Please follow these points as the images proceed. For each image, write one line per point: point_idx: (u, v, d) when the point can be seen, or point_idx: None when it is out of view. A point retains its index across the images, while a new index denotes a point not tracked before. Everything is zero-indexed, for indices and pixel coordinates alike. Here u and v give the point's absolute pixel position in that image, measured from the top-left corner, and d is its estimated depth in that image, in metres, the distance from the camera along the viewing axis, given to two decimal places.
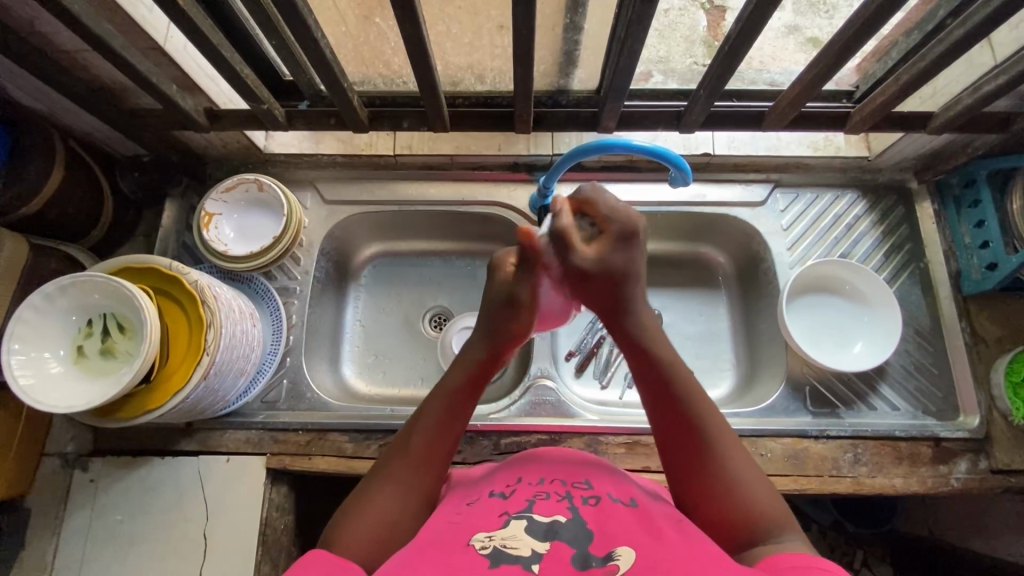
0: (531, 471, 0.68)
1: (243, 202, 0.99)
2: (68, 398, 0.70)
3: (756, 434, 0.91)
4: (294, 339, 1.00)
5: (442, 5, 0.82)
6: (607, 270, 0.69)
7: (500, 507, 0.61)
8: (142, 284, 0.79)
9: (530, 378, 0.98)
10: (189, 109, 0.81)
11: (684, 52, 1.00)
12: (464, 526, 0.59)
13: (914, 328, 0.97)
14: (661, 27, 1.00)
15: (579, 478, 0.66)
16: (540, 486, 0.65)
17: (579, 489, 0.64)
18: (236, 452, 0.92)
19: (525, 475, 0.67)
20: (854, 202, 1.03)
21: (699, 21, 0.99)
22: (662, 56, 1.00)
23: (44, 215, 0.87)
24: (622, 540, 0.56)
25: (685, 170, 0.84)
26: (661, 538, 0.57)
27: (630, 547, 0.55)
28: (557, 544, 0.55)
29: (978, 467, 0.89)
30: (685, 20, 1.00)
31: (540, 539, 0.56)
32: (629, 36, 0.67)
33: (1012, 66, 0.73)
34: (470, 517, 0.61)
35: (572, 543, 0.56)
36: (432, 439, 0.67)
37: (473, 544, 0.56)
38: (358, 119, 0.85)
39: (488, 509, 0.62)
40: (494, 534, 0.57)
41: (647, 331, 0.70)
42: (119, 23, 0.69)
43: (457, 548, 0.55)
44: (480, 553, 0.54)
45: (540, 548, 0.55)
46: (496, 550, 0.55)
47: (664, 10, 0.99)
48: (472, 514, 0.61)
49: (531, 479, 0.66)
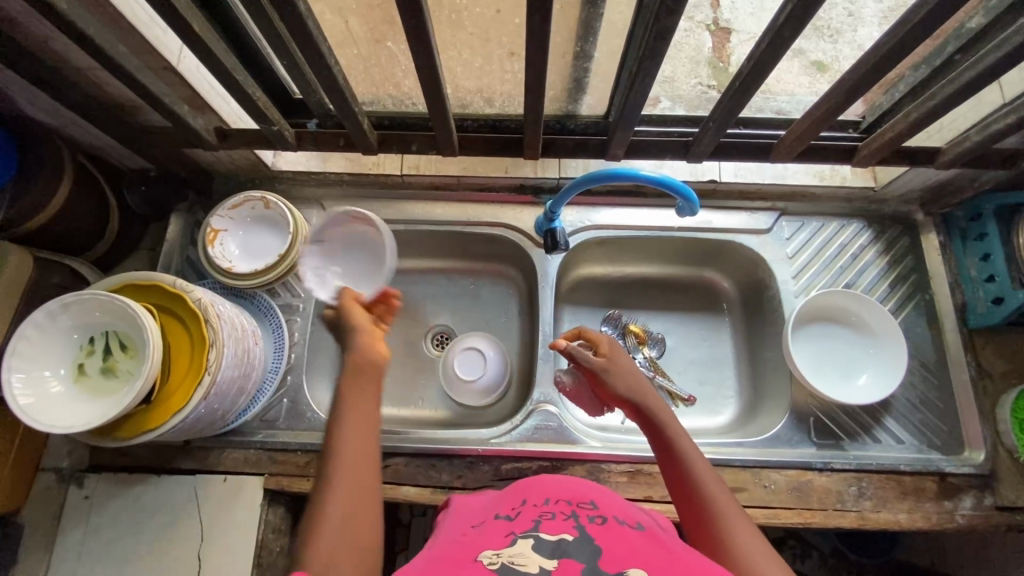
0: (535, 493, 0.68)
1: (259, 220, 0.98)
2: (68, 418, 0.70)
3: (759, 466, 0.90)
4: (296, 357, 0.99)
5: (454, 31, 0.83)
6: (612, 368, 0.78)
7: (506, 528, 0.61)
8: (144, 302, 0.79)
9: (532, 403, 0.96)
10: (198, 128, 0.81)
11: (690, 72, 1.03)
12: (471, 547, 0.58)
13: (918, 360, 0.96)
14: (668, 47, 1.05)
15: (584, 499, 0.66)
16: (544, 506, 0.64)
17: (586, 509, 0.64)
18: (233, 472, 0.92)
19: (529, 498, 0.67)
20: (860, 232, 1.03)
21: (705, 42, 1.04)
22: (668, 76, 1.02)
23: (50, 228, 0.87)
24: (630, 557, 0.55)
25: (692, 201, 0.83)
26: (671, 560, 0.56)
27: (640, 567, 0.54)
28: (565, 561, 0.54)
29: (983, 504, 0.88)
30: (691, 41, 1.05)
31: (547, 557, 0.54)
32: (640, 70, 0.67)
33: (1021, 107, 0.73)
34: (477, 540, 0.60)
35: (581, 559, 0.54)
36: (359, 449, 0.62)
37: (481, 560, 0.55)
38: (367, 141, 0.85)
39: (493, 531, 0.61)
40: (502, 553, 0.56)
41: (640, 394, 0.74)
42: (132, 44, 0.69)
43: (464, 565, 0.54)
44: (487, 568, 0.53)
45: (548, 566, 0.53)
46: (505, 567, 0.54)
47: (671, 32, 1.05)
48: (478, 536, 0.61)
49: (537, 500, 0.66)
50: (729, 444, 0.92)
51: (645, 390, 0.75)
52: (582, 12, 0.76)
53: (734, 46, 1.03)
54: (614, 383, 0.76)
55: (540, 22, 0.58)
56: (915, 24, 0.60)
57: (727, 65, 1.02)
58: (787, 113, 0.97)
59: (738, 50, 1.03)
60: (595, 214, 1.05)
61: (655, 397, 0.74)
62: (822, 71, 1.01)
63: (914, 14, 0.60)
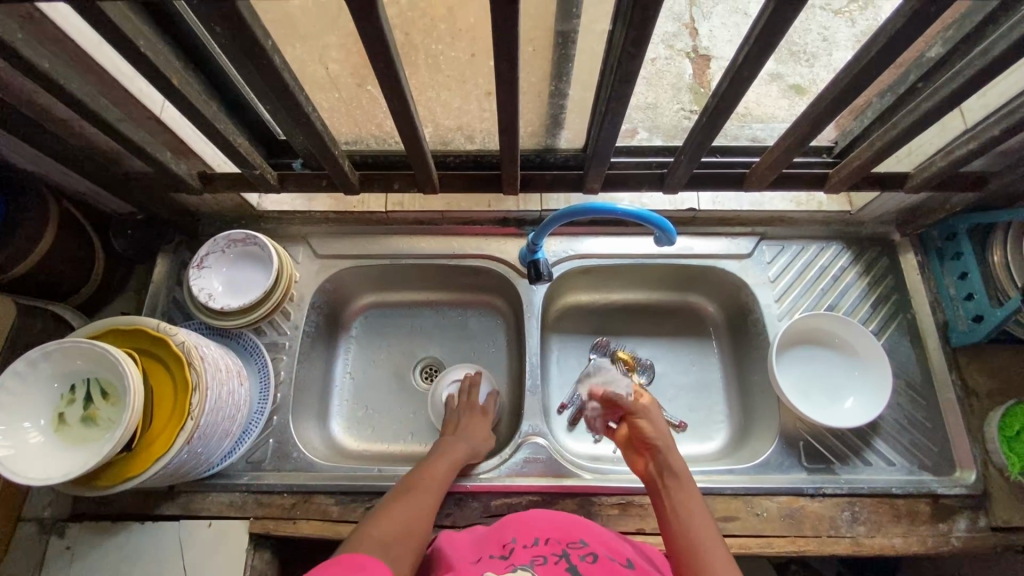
0: (526, 531, 0.70)
1: (252, 265, 0.99)
2: (47, 470, 0.69)
3: (751, 493, 0.89)
4: (282, 396, 0.98)
5: (431, 74, 0.86)
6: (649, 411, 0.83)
7: (502, 564, 0.63)
8: (129, 347, 0.79)
9: (521, 436, 0.95)
10: (181, 174, 0.82)
11: (672, 98, 1.04)
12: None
13: (904, 380, 0.97)
14: (648, 74, 1.07)
15: (573, 537, 0.68)
16: (535, 546, 0.66)
17: (575, 547, 0.66)
18: (219, 516, 0.90)
19: (519, 536, 0.69)
20: (839, 254, 1.04)
21: (685, 69, 1.06)
22: (650, 102, 1.04)
23: (34, 275, 0.88)
24: None
25: (669, 231, 0.85)
26: None
27: None
28: None
29: (978, 526, 0.87)
30: (672, 69, 1.07)
31: None
32: (609, 109, 0.69)
33: (981, 134, 0.75)
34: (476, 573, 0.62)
35: None
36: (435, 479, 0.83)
37: None
38: (348, 182, 0.87)
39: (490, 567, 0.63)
40: None
41: (664, 437, 0.79)
42: (115, 97, 0.71)
43: None
44: None
45: None
46: None
47: (652, 59, 1.07)
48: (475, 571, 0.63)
49: (526, 540, 0.68)
50: (720, 471, 0.91)
51: (668, 437, 0.79)
52: (555, 52, 0.79)
53: (714, 72, 1.05)
54: (646, 425, 0.81)
55: (508, 68, 0.60)
56: (868, 62, 0.61)
57: (708, 90, 1.04)
58: (762, 141, 1.00)
59: (719, 75, 1.05)
60: (579, 243, 1.07)
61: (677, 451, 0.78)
62: (800, 94, 1.02)
63: (866, 52, 0.61)
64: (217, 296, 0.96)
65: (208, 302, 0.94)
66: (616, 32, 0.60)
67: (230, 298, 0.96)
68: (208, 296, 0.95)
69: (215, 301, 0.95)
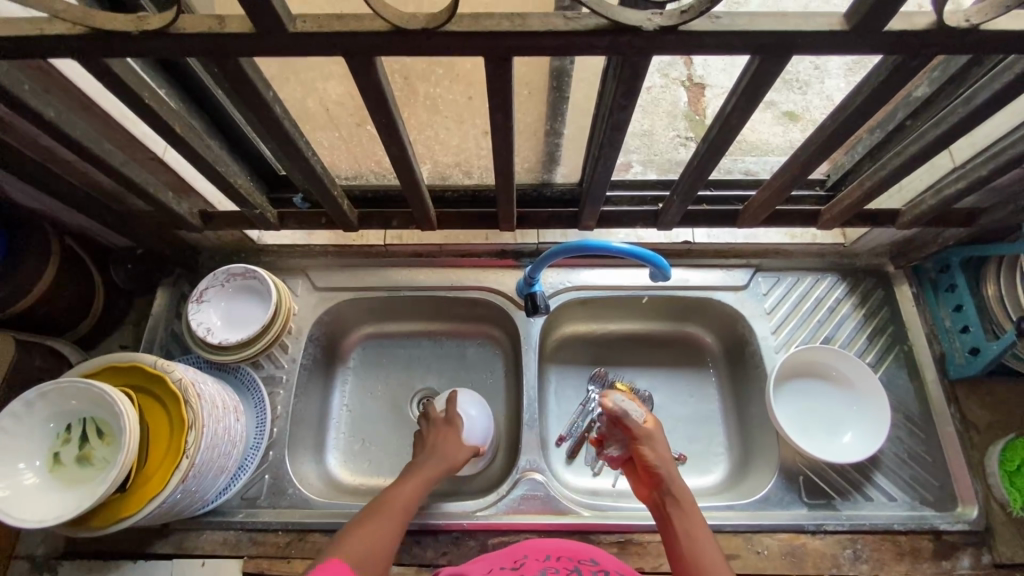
0: (536, 548, 0.71)
1: (253, 303, 1.00)
2: (40, 512, 0.69)
3: (751, 530, 0.88)
4: (278, 431, 0.98)
5: (429, 114, 0.87)
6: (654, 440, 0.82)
7: None
8: (126, 385, 0.79)
9: (518, 471, 0.94)
10: (182, 213, 0.83)
11: (668, 125, 1.06)
12: None
13: (902, 413, 0.96)
14: (644, 102, 1.07)
15: (584, 556, 0.71)
16: (547, 561, 0.68)
17: (587, 565, 0.68)
18: (213, 555, 0.89)
19: (530, 552, 0.70)
20: (834, 286, 1.05)
21: (680, 97, 1.06)
22: (645, 130, 1.06)
23: (34, 311, 0.88)
24: None
25: (663, 268, 0.85)
26: None
27: None
28: None
29: (982, 563, 0.86)
30: (668, 96, 1.07)
31: None
32: (602, 153, 0.70)
33: (969, 174, 0.76)
34: None
35: None
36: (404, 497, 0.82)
37: None
38: (348, 219, 0.88)
39: None
40: None
41: (665, 464, 0.79)
42: (119, 141, 0.72)
43: None
44: None
45: None
46: None
47: (646, 86, 1.07)
48: None
49: (538, 555, 0.69)
50: (719, 507, 0.90)
51: (668, 462, 0.80)
52: (550, 94, 0.81)
53: (709, 100, 1.05)
54: (649, 452, 0.81)
55: (502, 117, 0.61)
56: (852, 111, 0.62)
57: (703, 118, 1.05)
58: (755, 174, 1.01)
59: (713, 103, 1.05)
60: (576, 275, 1.08)
61: (678, 478, 0.78)
62: (794, 120, 1.03)
63: (851, 100, 0.62)
64: (215, 331, 0.96)
65: (205, 336, 0.94)
66: (607, 82, 0.61)
67: (228, 333, 0.97)
68: (205, 331, 0.95)
69: (213, 335, 0.95)
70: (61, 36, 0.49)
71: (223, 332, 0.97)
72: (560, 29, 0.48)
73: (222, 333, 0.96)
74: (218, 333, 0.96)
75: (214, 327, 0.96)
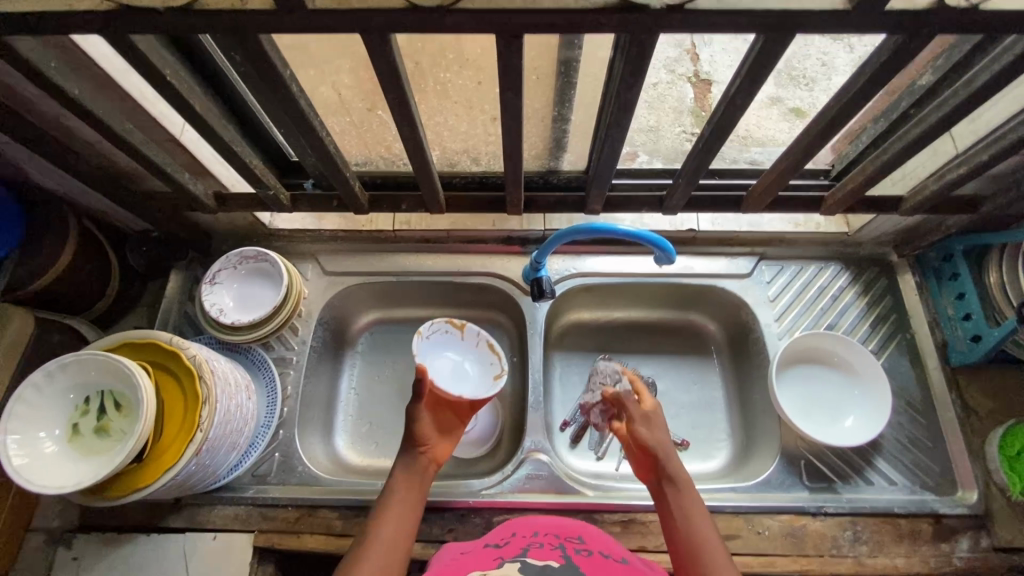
0: (526, 526, 0.72)
1: (264, 285, 1.02)
2: (59, 479, 0.71)
3: (753, 511, 0.89)
4: (288, 411, 1.00)
5: (439, 99, 0.89)
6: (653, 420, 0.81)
7: (494, 553, 0.65)
8: (143, 361, 0.81)
9: (523, 452, 0.96)
10: (198, 193, 0.85)
11: (673, 122, 1.08)
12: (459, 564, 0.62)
13: (904, 399, 0.98)
14: (651, 99, 1.10)
15: (572, 533, 0.70)
16: (533, 537, 0.68)
17: (573, 542, 0.67)
18: (224, 529, 0.91)
19: (519, 530, 0.71)
20: (838, 274, 1.06)
21: (686, 94, 1.08)
22: (651, 126, 1.07)
23: (54, 289, 0.91)
24: None
25: (668, 251, 0.86)
26: None
27: None
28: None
29: (981, 546, 0.87)
30: (673, 93, 1.09)
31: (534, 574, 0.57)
32: (609, 134, 0.71)
33: (971, 159, 0.76)
34: (466, 560, 0.64)
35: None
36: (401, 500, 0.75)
37: None
38: (359, 202, 0.90)
39: (482, 555, 0.65)
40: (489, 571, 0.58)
41: (661, 445, 0.77)
42: (139, 121, 0.74)
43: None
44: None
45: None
46: None
47: (653, 83, 1.10)
48: (469, 558, 0.65)
49: (526, 532, 0.70)
50: (721, 488, 0.91)
51: (663, 443, 0.78)
52: (557, 80, 0.82)
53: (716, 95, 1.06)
54: (644, 433, 0.79)
55: (512, 97, 0.63)
56: (855, 93, 0.63)
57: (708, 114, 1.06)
58: (761, 164, 1.03)
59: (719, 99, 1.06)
60: (582, 262, 1.09)
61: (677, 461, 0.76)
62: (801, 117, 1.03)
63: (854, 82, 0.64)
64: (227, 310, 0.98)
65: (217, 315, 0.96)
66: (614, 62, 0.63)
67: (240, 314, 0.99)
68: (217, 310, 0.97)
69: (224, 315, 0.98)
70: (90, 12, 0.51)
71: (234, 312, 0.99)
72: (570, 7, 0.50)
73: (234, 313, 0.99)
74: (229, 312, 0.98)
75: (226, 307, 0.99)
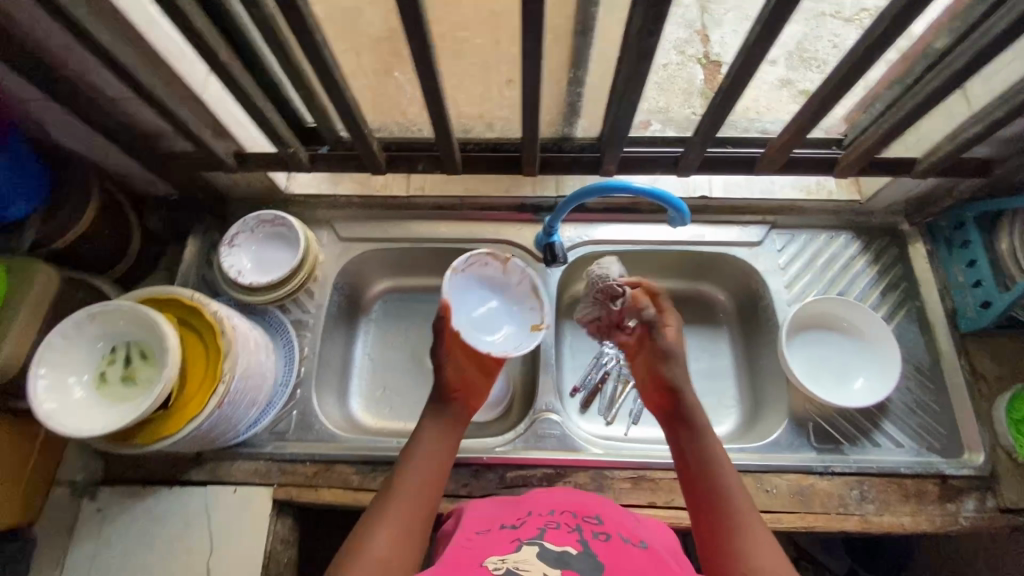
0: (541, 504, 0.72)
1: (281, 248, 1.03)
2: (87, 423, 0.73)
3: (762, 470, 0.91)
4: (305, 371, 1.02)
5: (456, 61, 0.90)
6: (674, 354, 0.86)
7: (512, 535, 0.65)
8: (167, 314, 0.83)
9: (535, 412, 0.98)
10: (219, 152, 0.87)
11: (683, 103, 1.08)
12: (478, 548, 0.63)
13: (913, 365, 0.98)
14: (661, 81, 1.09)
15: (588, 512, 0.70)
16: (550, 517, 0.69)
17: (590, 523, 0.68)
18: (244, 483, 0.93)
19: (535, 508, 0.71)
20: (849, 243, 1.07)
21: (695, 74, 1.08)
22: (661, 107, 1.08)
23: (78, 247, 0.93)
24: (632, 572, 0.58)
25: (683, 212, 0.88)
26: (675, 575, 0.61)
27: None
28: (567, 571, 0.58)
29: (986, 506, 0.89)
30: (682, 74, 1.10)
31: (552, 566, 0.58)
32: (627, 88, 0.72)
33: (986, 116, 0.78)
34: (483, 543, 0.65)
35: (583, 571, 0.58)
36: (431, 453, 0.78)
37: (484, 567, 0.59)
38: (376, 161, 0.91)
39: (500, 536, 0.66)
40: (506, 558, 0.60)
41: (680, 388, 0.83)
42: (164, 76, 0.76)
43: (472, 566, 0.60)
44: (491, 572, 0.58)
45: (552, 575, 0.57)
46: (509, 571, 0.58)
47: (663, 65, 1.11)
48: (486, 540, 0.65)
49: (542, 511, 0.70)
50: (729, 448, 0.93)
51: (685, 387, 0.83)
52: (574, 40, 0.83)
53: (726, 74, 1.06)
54: (664, 369, 0.85)
55: (534, 46, 0.64)
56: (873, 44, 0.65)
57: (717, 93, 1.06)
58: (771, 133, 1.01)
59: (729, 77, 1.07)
60: (593, 230, 1.10)
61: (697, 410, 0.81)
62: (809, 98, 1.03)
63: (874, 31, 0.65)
64: (245, 272, 1.00)
65: (235, 276, 0.98)
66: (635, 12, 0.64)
67: (257, 275, 1.01)
68: (235, 272, 0.99)
69: (243, 276, 0.99)
70: None
71: (252, 273, 1.01)
72: None
73: (251, 275, 1.00)
74: (247, 274, 1.00)
75: (244, 268, 1.01)
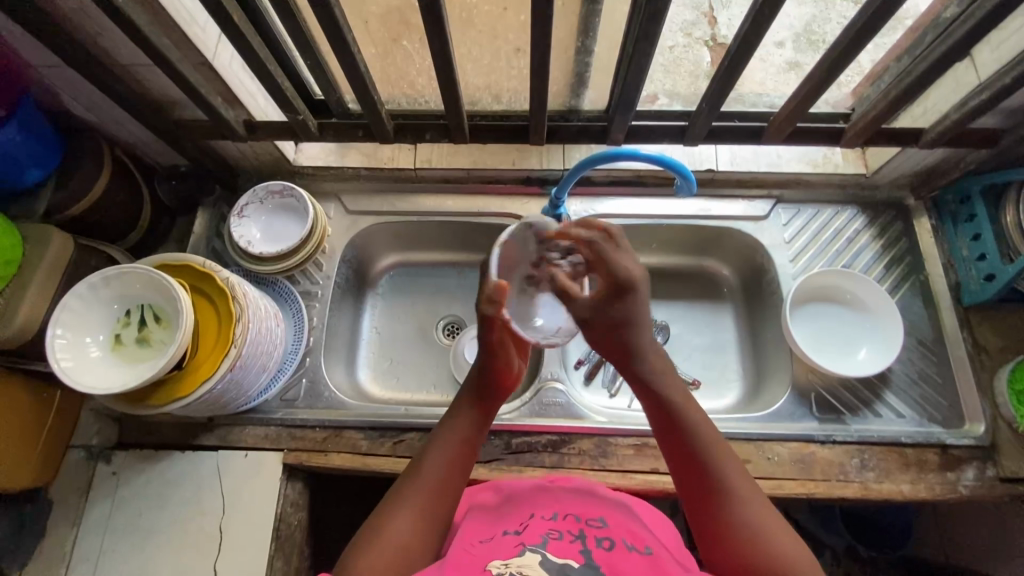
0: (545, 506, 0.70)
1: (292, 219, 1.04)
2: (104, 382, 0.75)
3: (763, 438, 0.92)
4: (314, 340, 1.03)
5: (464, 30, 0.90)
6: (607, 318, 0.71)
7: (515, 540, 0.64)
8: (180, 280, 0.84)
9: (540, 381, 0.99)
10: (230, 119, 0.88)
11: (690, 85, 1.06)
12: (480, 555, 0.62)
13: (916, 337, 0.99)
14: (665, 62, 1.07)
15: (593, 514, 0.68)
16: (553, 522, 0.67)
17: (593, 527, 0.66)
18: (254, 448, 0.95)
19: (538, 511, 0.69)
20: (854, 218, 1.07)
21: (703, 56, 1.08)
22: (669, 89, 1.07)
23: (91, 215, 0.94)
24: None
25: (690, 179, 0.87)
26: None
27: None
28: None
29: (985, 475, 0.90)
30: (690, 56, 1.08)
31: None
32: (636, 53, 0.72)
33: (994, 84, 0.77)
34: (485, 548, 0.63)
35: None
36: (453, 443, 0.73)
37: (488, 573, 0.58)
38: (385, 130, 0.92)
39: (502, 542, 0.64)
40: (509, 562, 0.60)
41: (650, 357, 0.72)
42: (175, 40, 0.76)
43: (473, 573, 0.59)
44: None
45: None
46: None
47: (668, 46, 1.08)
48: (488, 545, 0.64)
49: (544, 514, 0.68)
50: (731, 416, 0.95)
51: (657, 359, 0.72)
52: (583, 7, 0.83)
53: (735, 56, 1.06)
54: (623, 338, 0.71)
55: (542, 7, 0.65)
56: None
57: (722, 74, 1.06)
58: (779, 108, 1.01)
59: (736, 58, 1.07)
60: (599, 204, 1.10)
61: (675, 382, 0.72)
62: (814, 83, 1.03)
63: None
64: (257, 240, 1.02)
65: (246, 244, 1.00)
66: None
67: (268, 244, 1.02)
68: (246, 240, 1.01)
69: (254, 244, 1.01)
70: None
71: (264, 242, 1.02)
72: None
73: (262, 244, 1.02)
74: (258, 242, 1.02)
75: (256, 236, 1.02)
